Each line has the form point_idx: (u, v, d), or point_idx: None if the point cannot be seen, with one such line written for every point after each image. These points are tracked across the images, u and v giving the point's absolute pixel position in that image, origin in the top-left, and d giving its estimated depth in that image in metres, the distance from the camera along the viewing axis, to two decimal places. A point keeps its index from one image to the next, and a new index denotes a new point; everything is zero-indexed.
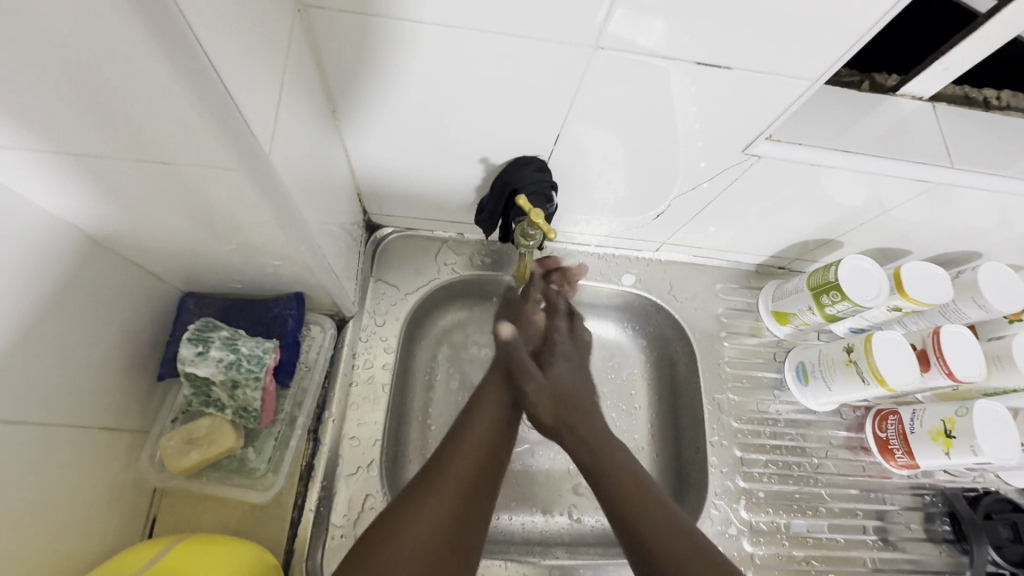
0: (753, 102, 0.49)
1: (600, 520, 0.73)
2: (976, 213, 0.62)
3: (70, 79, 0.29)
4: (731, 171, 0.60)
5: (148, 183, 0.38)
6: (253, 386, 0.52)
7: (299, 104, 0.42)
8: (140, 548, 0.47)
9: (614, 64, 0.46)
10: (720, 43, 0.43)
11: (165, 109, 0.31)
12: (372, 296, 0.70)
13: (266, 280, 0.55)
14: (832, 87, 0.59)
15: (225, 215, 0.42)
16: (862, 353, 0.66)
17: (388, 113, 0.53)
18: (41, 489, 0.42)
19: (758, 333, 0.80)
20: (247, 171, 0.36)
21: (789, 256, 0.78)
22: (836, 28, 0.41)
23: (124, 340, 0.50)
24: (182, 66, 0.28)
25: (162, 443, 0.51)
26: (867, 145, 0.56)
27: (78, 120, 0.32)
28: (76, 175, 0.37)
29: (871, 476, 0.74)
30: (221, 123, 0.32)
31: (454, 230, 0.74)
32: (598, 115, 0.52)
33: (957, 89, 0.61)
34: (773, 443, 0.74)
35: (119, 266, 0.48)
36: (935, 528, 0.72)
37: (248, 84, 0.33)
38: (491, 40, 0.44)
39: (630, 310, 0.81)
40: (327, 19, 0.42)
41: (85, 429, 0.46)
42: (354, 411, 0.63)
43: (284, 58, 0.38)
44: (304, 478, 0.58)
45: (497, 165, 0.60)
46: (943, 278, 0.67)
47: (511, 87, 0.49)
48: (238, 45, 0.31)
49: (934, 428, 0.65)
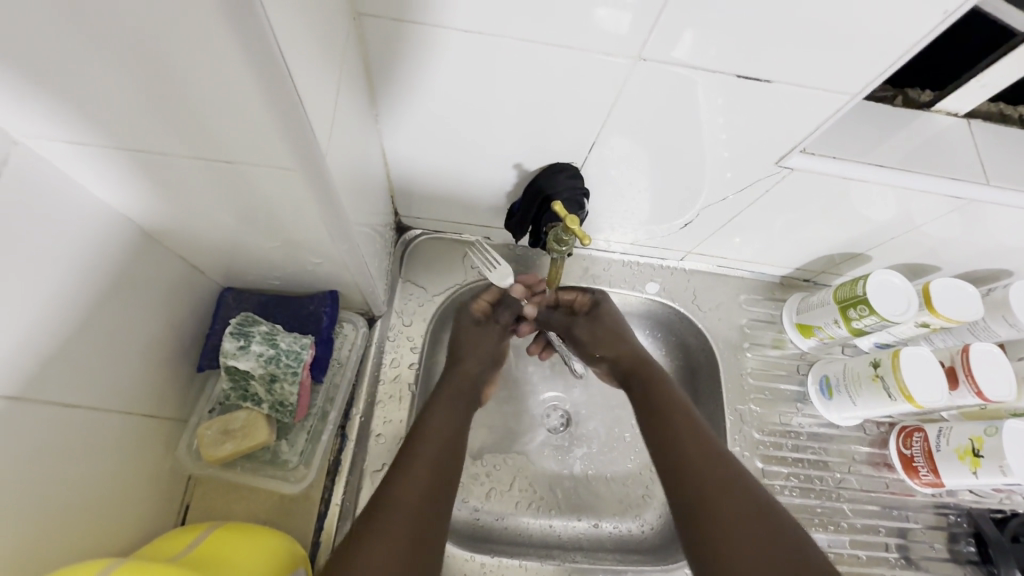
0: (785, 115, 0.50)
1: (619, 526, 0.73)
2: (1009, 232, 0.62)
3: (147, 77, 0.30)
4: (761, 183, 0.60)
5: (204, 180, 0.40)
6: (290, 381, 0.53)
7: (350, 107, 0.44)
8: (178, 533, 0.49)
9: (647, 75, 0.47)
10: (760, 56, 0.44)
11: (232, 109, 0.32)
12: (400, 296, 0.72)
13: (303, 277, 0.57)
14: (867, 102, 0.59)
15: (273, 212, 0.43)
16: (889, 369, 0.66)
17: (425, 117, 0.54)
18: (84, 472, 0.43)
19: (781, 345, 0.80)
20: (303, 171, 0.37)
21: (814, 270, 0.78)
22: (875, 45, 0.42)
23: (168, 331, 0.52)
24: (256, 66, 0.29)
25: (199, 432, 0.52)
26: (900, 160, 0.56)
27: (147, 116, 0.33)
28: (138, 169, 0.39)
29: (894, 493, 0.73)
30: (285, 125, 0.33)
31: (482, 234, 0.75)
32: (627, 126, 0.53)
33: (993, 106, 0.61)
34: (796, 456, 0.73)
35: (167, 258, 0.50)
36: (959, 548, 0.71)
37: (311, 88, 0.34)
38: (533, 49, 0.45)
39: (653, 318, 0.82)
40: (380, 26, 0.43)
41: (128, 416, 0.48)
42: (381, 409, 0.65)
43: (341, 61, 0.39)
44: (332, 472, 0.60)
45: (530, 171, 0.61)
46: (974, 295, 0.66)
47: (548, 92, 0.49)
48: (305, 51, 0.32)
49: (961, 447, 0.65)
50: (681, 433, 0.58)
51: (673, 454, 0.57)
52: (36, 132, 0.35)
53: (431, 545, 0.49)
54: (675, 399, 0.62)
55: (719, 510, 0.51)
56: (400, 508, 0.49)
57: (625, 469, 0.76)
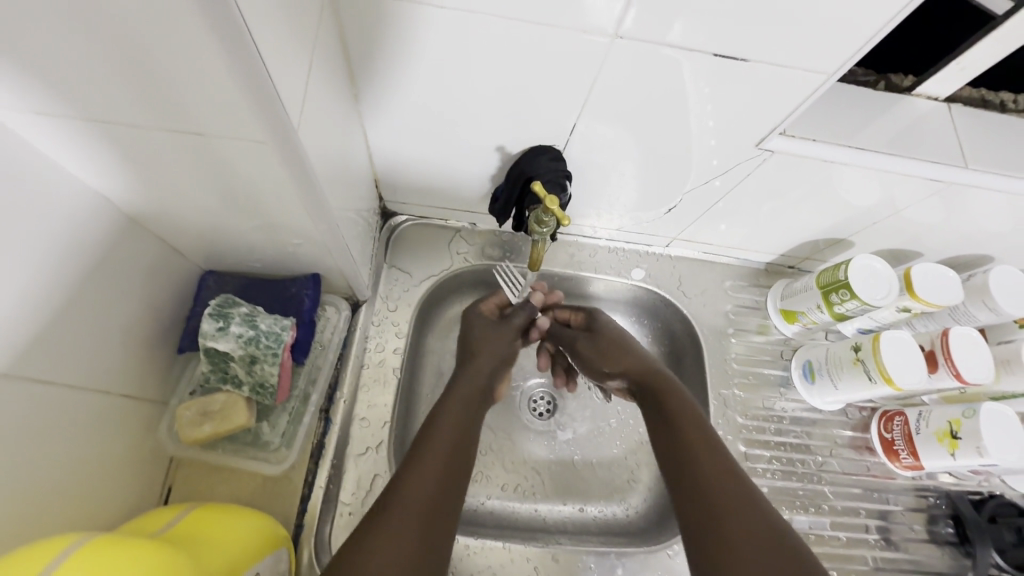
0: (768, 95, 0.50)
1: (603, 510, 0.73)
2: (988, 216, 0.62)
3: (112, 44, 0.30)
4: (744, 166, 0.60)
5: (178, 155, 0.39)
6: (271, 362, 0.53)
7: (326, 84, 0.43)
8: (157, 512, 0.49)
9: (629, 56, 0.47)
10: (738, 34, 0.44)
11: (204, 80, 0.31)
12: (385, 281, 0.72)
13: (285, 260, 0.56)
14: (847, 87, 0.59)
15: (250, 191, 0.43)
16: (870, 352, 0.66)
17: (408, 100, 0.54)
18: (66, 450, 0.43)
19: (765, 331, 0.80)
20: (277, 145, 0.37)
21: (799, 255, 0.79)
22: (852, 23, 0.42)
23: (148, 312, 0.52)
24: (219, 34, 0.28)
25: (177, 413, 0.52)
26: (881, 143, 0.56)
27: (116, 86, 0.33)
28: (110, 143, 0.38)
29: (875, 476, 0.74)
30: (256, 98, 0.32)
31: (467, 220, 0.75)
32: (612, 112, 0.53)
33: (974, 91, 0.61)
34: (778, 440, 0.74)
35: (145, 238, 0.49)
36: (938, 529, 0.72)
37: (281, 63, 0.33)
38: (511, 27, 0.45)
39: (638, 305, 0.82)
40: (356, 3, 0.43)
41: (109, 396, 0.48)
42: (365, 393, 0.65)
43: (314, 37, 0.39)
44: (314, 456, 0.60)
45: (513, 154, 0.61)
46: (953, 280, 0.67)
47: (530, 73, 0.49)
48: (275, 22, 0.32)
49: (940, 429, 0.65)
50: (718, 484, 0.50)
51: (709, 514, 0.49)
52: (6, 104, 0.35)
53: (438, 540, 0.47)
54: (716, 445, 0.54)
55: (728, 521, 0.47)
56: (411, 499, 0.48)
57: (610, 454, 0.76)
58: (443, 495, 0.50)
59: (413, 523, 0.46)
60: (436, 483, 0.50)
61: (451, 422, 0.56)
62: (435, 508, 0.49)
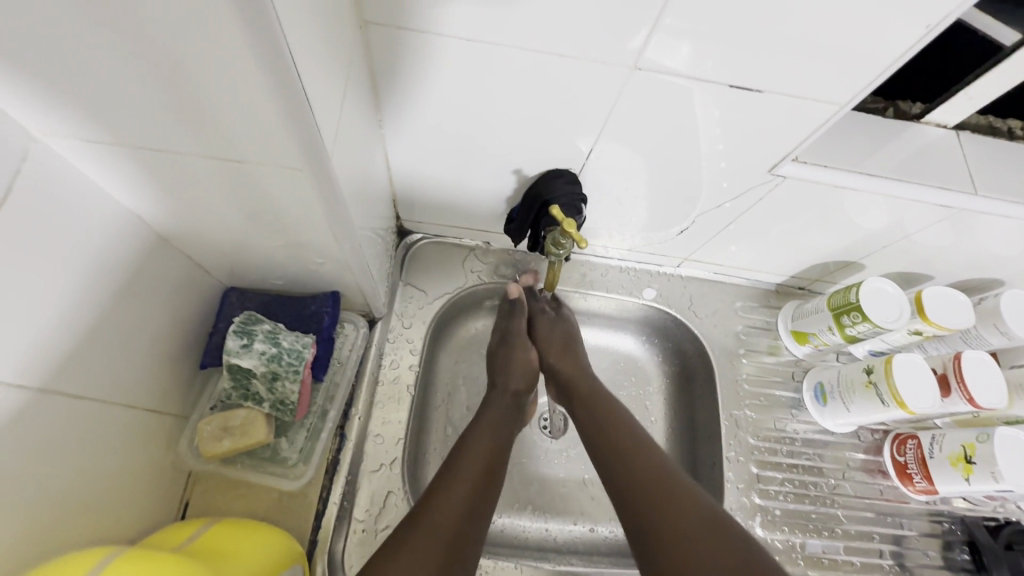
0: (780, 122, 0.51)
1: (614, 530, 0.73)
2: (999, 241, 0.63)
3: (162, 75, 0.31)
4: (756, 191, 0.61)
5: (214, 179, 0.41)
6: (292, 379, 0.54)
7: (355, 111, 0.45)
8: (178, 527, 0.49)
9: (644, 83, 0.48)
10: (751, 66, 0.45)
11: (248, 110, 0.33)
12: (400, 298, 0.73)
13: (306, 278, 0.58)
14: (859, 114, 0.60)
15: (278, 212, 0.44)
16: (882, 375, 0.66)
17: (428, 123, 0.56)
18: (94, 464, 0.44)
19: (776, 352, 0.80)
20: (310, 170, 0.38)
21: (810, 277, 0.79)
22: (865, 55, 0.43)
23: (173, 327, 0.53)
24: (268, 69, 0.30)
25: (198, 428, 0.53)
26: (892, 169, 0.57)
27: (159, 114, 0.34)
28: (149, 167, 0.40)
29: (888, 500, 0.73)
30: (295, 127, 0.34)
31: (482, 239, 0.76)
32: (624, 136, 0.55)
33: (982, 118, 0.63)
34: (790, 462, 0.74)
35: (173, 256, 0.51)
36: (953, 556, 0.71)
37: (319, 93, 0.35)
38: (531, 57, 0.46)
39: (650, 324, 0.83)
40: (386, 35, 0.45)
41: (135, 410, 0.49)
42: (379, 410, 0.65)
43: (347, 68, 0.41)
44: (330, 471, 0.60)
45: (530, 177, 0.62)
46: (965, 305, 0.67)
47: (548, 99, 0.51)
48: (315, 57, 0.34)
49: (954, 454, 0.65)
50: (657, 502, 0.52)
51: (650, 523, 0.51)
52: (55, 129, 0.36)
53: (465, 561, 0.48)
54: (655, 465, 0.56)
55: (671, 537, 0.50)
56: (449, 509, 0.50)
57: None
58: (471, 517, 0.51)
59: (437, 543, 0.47)
60: (464, 505, 0.51)
61: (484, 445, 0.57)
62: (463, 529, 0.49)
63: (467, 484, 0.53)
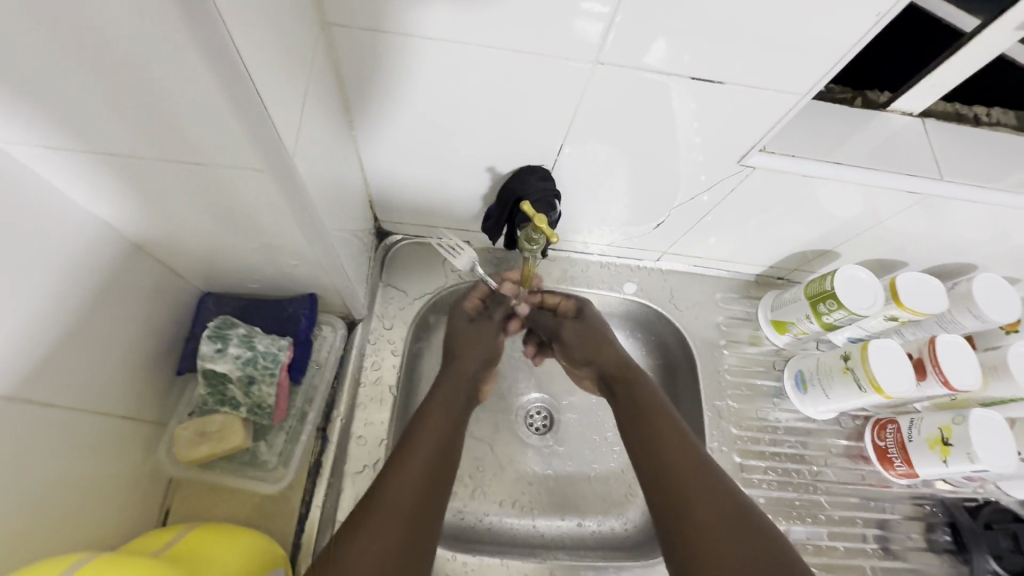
0: (747, 113, 0.52)
1: (601, 524, 0.73)
2: (967, 227, 0.64)
3: (113, 79, 0.31)
4: (728, 181, 0.62)
5: (179, 183, 0.41)
6: (268, 382, 0.54)
7: (320, 114, 0.45)
8: (155, 534, 0.49)
9: (612, 77, 0.48)
10: (716, 62, 0.46)
11: (204, 111, 0.33)
12: (381, 300, 0.73)
13: (282, 281, 0.58)
14: (826, 104, 0.61)
15: (246, 215, 0.44)
16: (859, 361, 0.67)
17: (401, 125, 0.56)
18: (64, 472, 0.44)
19: (757, 342, 0.81)
20: (272, 171, 0.38)
21: (789, 267, 0.80)
22: (825, 41, 0.44)
23: (148, 334, 0.52)
24: (220, 69, 0.30)
25: (176, 433, 0.53)
26: (859, 157, 0.58)
27: (116, 118, 0.34)
28: (113, 173, 0.40)
29: (871, 484, 0.74)
30: (252, 127, 0.34)
31: (461, 238, 0.76)
32: (597, 132, 0.55)
33: (948, 106, 0.64)
34: (773, 450, 0.75)
35: (145, 263, 0.50)
36: (936, 537, 0.72)
37: (276, 94, 0.35)
38: (496, 54, 0.46)
39: (632, 318, 0.83)
40: (348, 36, 0.45)
41: (110, 417, 0.48)
42: (361, 411, 0.65)
43: (307, 71, 0.41)
44: (312, 476, 0.60)
45: (503, 174, 0.63)
46: (938, 289, 0.68)
47: (517, 96, 0.51)
48: (270, 58, 0.34)
49: (932, 436, 0.66)
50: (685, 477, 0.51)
51: (681, 543, 0.48)
52: (15, 138, 0.36)
53: (420, 547, 0.47)
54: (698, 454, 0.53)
55: (695, 502, 0.49)
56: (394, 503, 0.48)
57: (608, 468, 0.77)
58: (428, 497, 0.50)
59: (386, 541, 0.46)
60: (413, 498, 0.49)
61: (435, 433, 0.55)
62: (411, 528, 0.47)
63: (422, 468, 0.51)
